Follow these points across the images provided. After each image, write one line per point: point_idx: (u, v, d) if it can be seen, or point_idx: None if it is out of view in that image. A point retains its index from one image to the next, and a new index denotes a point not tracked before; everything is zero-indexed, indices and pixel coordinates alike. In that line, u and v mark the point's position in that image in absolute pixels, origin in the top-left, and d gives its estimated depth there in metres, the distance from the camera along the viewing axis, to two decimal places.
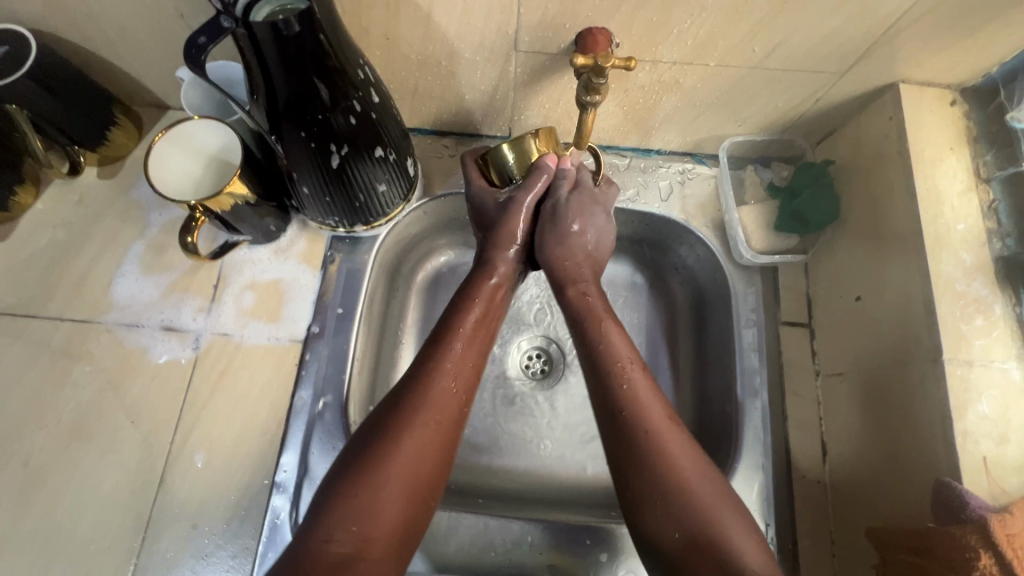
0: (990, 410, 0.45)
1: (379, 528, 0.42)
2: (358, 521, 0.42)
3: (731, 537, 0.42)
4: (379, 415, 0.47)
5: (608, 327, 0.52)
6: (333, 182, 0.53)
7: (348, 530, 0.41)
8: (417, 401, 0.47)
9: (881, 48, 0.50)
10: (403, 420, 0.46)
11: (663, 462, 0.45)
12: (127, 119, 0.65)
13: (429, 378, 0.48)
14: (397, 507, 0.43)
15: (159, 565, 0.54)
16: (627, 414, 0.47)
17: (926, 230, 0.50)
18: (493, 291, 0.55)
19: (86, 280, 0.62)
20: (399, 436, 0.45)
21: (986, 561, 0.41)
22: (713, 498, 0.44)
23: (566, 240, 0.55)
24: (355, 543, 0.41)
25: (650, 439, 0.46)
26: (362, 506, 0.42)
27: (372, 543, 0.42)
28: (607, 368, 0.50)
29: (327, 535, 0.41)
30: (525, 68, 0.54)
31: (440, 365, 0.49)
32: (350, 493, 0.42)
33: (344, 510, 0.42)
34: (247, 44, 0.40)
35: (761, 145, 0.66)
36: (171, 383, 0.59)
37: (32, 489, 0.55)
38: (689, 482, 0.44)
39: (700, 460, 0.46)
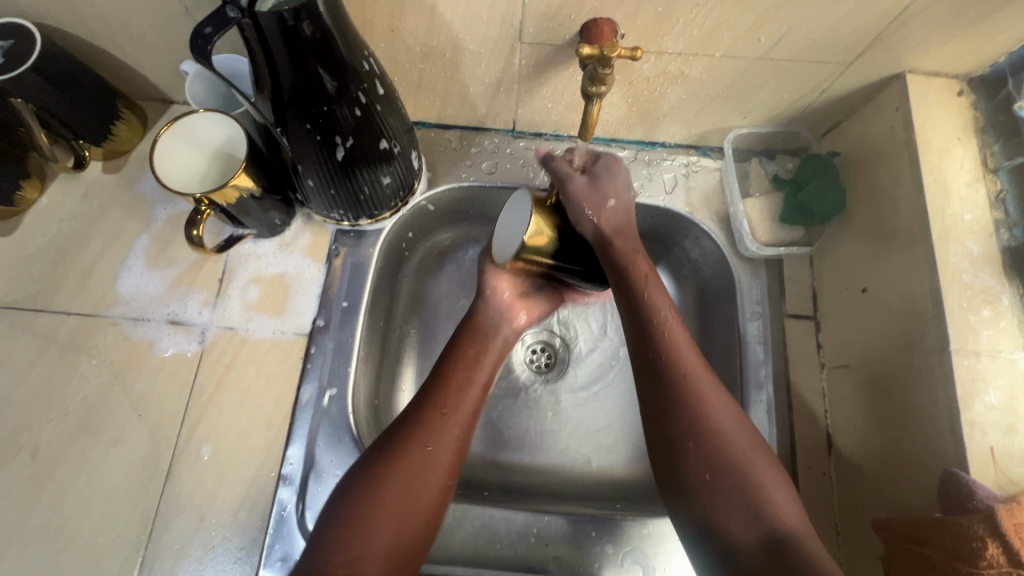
0: (997, 400, 0.45)
1: (375, 548, 0.44)
2: (358, 542, 0.44)
3: (769, 499, 0.44)
4: (382, 444, 0.49)
5: (656, 290, 0.53)
6: (338, 174, 0.53)
7: (346, 551, 0.43)
8: (409, 437, 0.49)
9: (888, 38, 0.50)
10: (394, 454, 0.48)
11: (703, 420, 0.47)
12: (131, 113, 0.66)
13: (422, 417, 0.51)
14: (393, 531, 0.45)
15: (168, 557, 0.54)
16: (664, 364, 0.49)
17: (933, 220, 0.50)
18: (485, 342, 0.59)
19: (92, 274, 0.62)
20: (398, 467, 0.47)
21: (992, 551, 0.41)
22: (754, 463, 0.46)
23: (602, 211, 0.54)
24: (354, 562, 0.43)
25: (693, 398, 0.48)
26: (365, 528, 0.44)
27: (369, 560, 0.43)
28: (652, 327, 0.51)
29: (326, 556, 0.43)
30: (530, 60, 0.54)
31: (434, 406, 0.52)
32: (345, 522, 0.44)
33: (346, 531, 0.44)
34: (252, 35, 0.40)
35: (767, 137, 0.66)
36: (177, 376, 0.59)
37: (40, 481, 0.56)
38: (734, 448, 0.46)
39: (738, 419, 0.48)
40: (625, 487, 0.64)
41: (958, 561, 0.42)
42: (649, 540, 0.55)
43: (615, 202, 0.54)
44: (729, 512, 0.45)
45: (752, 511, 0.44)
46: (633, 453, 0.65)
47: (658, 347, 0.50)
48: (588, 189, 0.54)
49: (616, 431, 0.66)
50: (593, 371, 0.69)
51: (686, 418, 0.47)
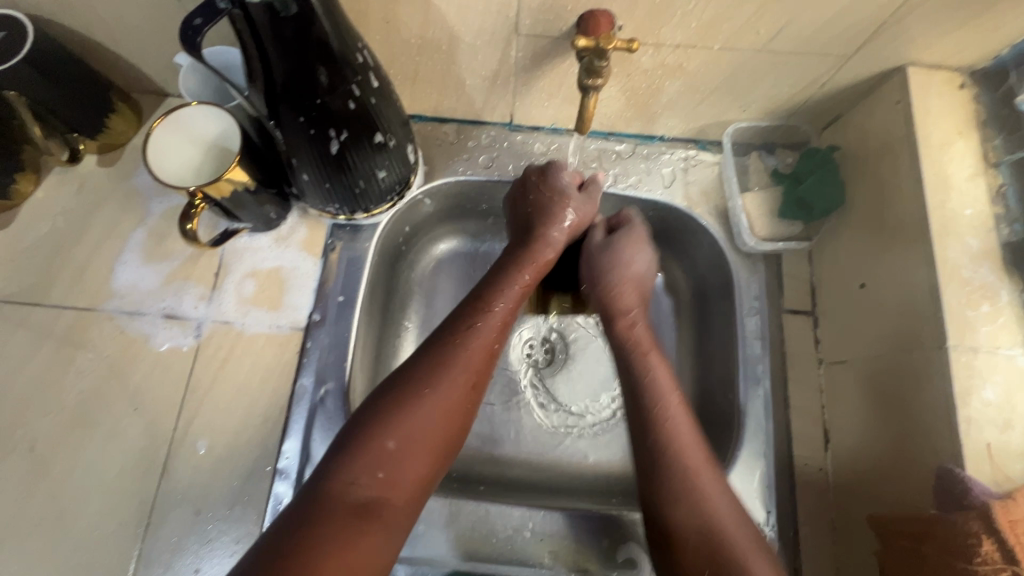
0: (995, 397, 0.45)
1: (405, 478, 0.43)
2: (384, 468, 0.42)
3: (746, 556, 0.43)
4: (412, 368, 0.47)
5: (659, 366, 0.54)
6: (332, 168, 0.52)
7: (374, 475, 0.41)
8: (451, 359, 0.47)
9: (889, 31, 0.49)
10: (435, 375, 0.46)
11: (698, 499, 0.46)
12: (126, 106, 0.65)
13: (464, 338, 0.49)
14: (423, 459, 0.44)
15: (164, 551, 0.54)
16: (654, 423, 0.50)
17: (932, 215, 0.50)
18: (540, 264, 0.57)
19: (88, 268, 0.62)
20: (431, 391, 0.45)
21: (987, 547, 0.41)
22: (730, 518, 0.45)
23: (617, 274, 0.60)
24: (381, 488, 0.41)
25: (678, 457, 0.48)
26: (393, 452, 0.42)
27: (397, 487, 0.42)
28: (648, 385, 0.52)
29: (352, 478, 0.41)
30: (526, 52, 0.54)
31: (477, 327, 0.50)
32: (378, 442, 0.42)
33: (371, 455, 0.42)
34: (244, 26, 0.40)
35: (765, 131, 0.65)
36: (173, 370, 0.59)
37: (36, 475, 0.56)
38: (715, 505, 0.46)
39: (731, 504, 0.46)
40: (622, 482, 0.64)
41: (954, 558, 0.42)
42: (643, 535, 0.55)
43: (631, 267, 0.60)
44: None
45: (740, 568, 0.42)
46: (630, 449, 0.65)
47: (653, 417, 0.50)
48: (596, 252, 0.61)
49: (613, 427, 0.66)
50: (591, 366, 0.68)
51: (679, 495, 0.46)
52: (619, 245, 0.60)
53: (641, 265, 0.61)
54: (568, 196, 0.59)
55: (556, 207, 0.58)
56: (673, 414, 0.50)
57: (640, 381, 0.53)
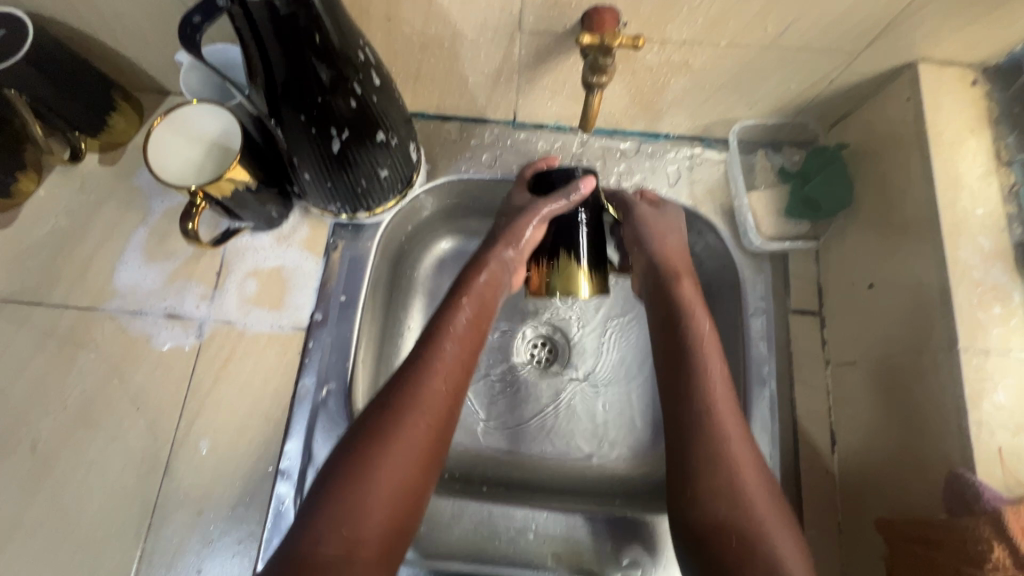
0: (1006, 400, 0.44)
1: (369, 531, 0.42)
2: (346, 527, 0.41)
3: (774, 543, 0.43)
4: (368, 417, 0.46)
5: (712, 352, 0.51)
6: (334, 167, 0.52)
7: (337, 534, 0.40)
8: (404, 405, 0.46)
9: (900, 26, 0.48)
10: (388, 424, 0.45)
11: (737, 482, 0.45)
12: (127, 105, 0.65)
13: (418, 379, 0.47)
14: (388, 511, 0.43)
15: (166, 551, 0.54)
16: (700, 411, 0.48)
17: (943, 215, 0.49)
18: (483, 289, 0.54)
19: (90, 267, 0.62)
20: (388, 441, 0.44)
21: (998, 553, 0.40)
22: (762, 495, 0.45)
23: (669, 234, 0.58)
24: (346, 546, 0.40)
25: (721, 445, 0.47)
26: (354, 508, 0.41)
27: (364, 543, 0.41)
28: (695, 369, 0.50)
29: (316, 538, 0.40)
30: (530, 49, 0.53)
31: (429, 365, 0.48)
32: (339, 500, 0.41)
33: (332, 515, 0.41)
34: (243, 23, 0.40)
35: (772, 128, 0.64)
36: (175, 370, 0.59)
37: (39, 475, 0.56)
38: (748, 487, 0.45)
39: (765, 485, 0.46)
40: (625, 483, 0.63)
41: (963, 563, 0.41)
42: (647, 537, 0.55)
43: (675, 236, 0.58)
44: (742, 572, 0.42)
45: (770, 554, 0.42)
46: (634, 450, 0.64)
47: (703, 396, 0.49)
48: (645, 218, 0.58)
49: (616, 428, 0.65)
50: (594, 366, 0.68)
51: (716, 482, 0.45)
52: (665, 216, 0.59)
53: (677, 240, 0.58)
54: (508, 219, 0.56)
55: (521, 220, 0.54)
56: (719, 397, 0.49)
57: (691, 367, 0.51)
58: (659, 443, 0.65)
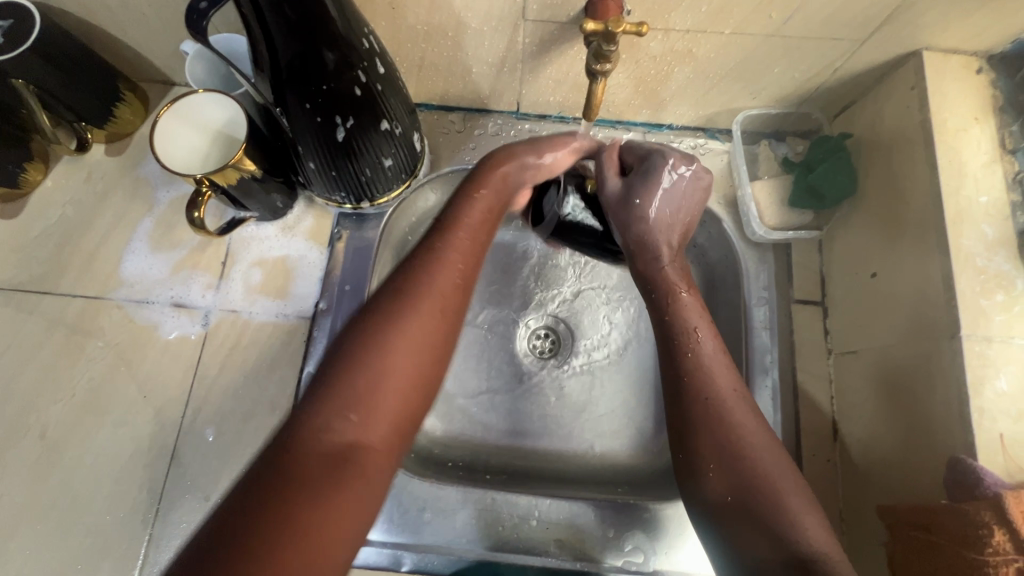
0: (1008, 387, 0.44)
1: (381, 419, 0.40)
2: (359, 408, 0.39)
3: (800, 527, 0.41)
4: (373, 307, 0.44)
5: (701, 328, 0.50)
6: (339, 157, 0.52)
7: (348, 417, 0.39)
8: (416, 292, 0.45)
9: (905, 13, 0.48)
10: (401, 309, 0.44)
11: (747, 465, 0.43)
12: (133, 95, 0.65)
13: (429, 266, 0.46)
14: (398, 398, 0.41)
15: (173, 536, 0.54)
16: (700, 397, 0.46)
17: (946, 203, 0.49)
18: (499, 180, 0.53)
19: (96, 257, 0.62)
20: (401, 326, 0.43)
21: (999, 538, 0.40)
22: (785, 480, 0.43)
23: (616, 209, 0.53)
24: (356, 432, 0.39)
25: (731, 434, 0.45)
26: (365, 394, 0.40)
27: (374, 430, 0.40)
28: (698, 373, 0.47)
29: (322, 425, 0.38)
30: (534, 38, 0.53)
31: (440, 254, 0.47)
32: (348, 382, 0.40)
33: (341, 399, 0.39)
34: (249, 10, 0.40)
35: (776, 118, 0.64)
36: (181, 357, 0.59)
37: (48, 460, 0.56)
38: (769, 473, 0.43)
39: (779, 460, 0.44)
40: (627, 471, 0.63)
41: (964, 549, 0.42)
42: (650, 525, 0.55)
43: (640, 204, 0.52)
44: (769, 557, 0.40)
45: (778, 526, 0.41)
46: (636, 439, 0.65)
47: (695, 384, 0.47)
48: (618, 203, 0.53)
49: (619, 417, 0.66)
50: (597, 357, 0.68)
51: (730, 471, 0.44)
52: (636, 186, 0.53)
53: (670, 207, 0.53)
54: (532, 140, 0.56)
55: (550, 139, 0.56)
56: (726, 393, 0.46)
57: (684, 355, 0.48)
58: (660, 432, 0.65)
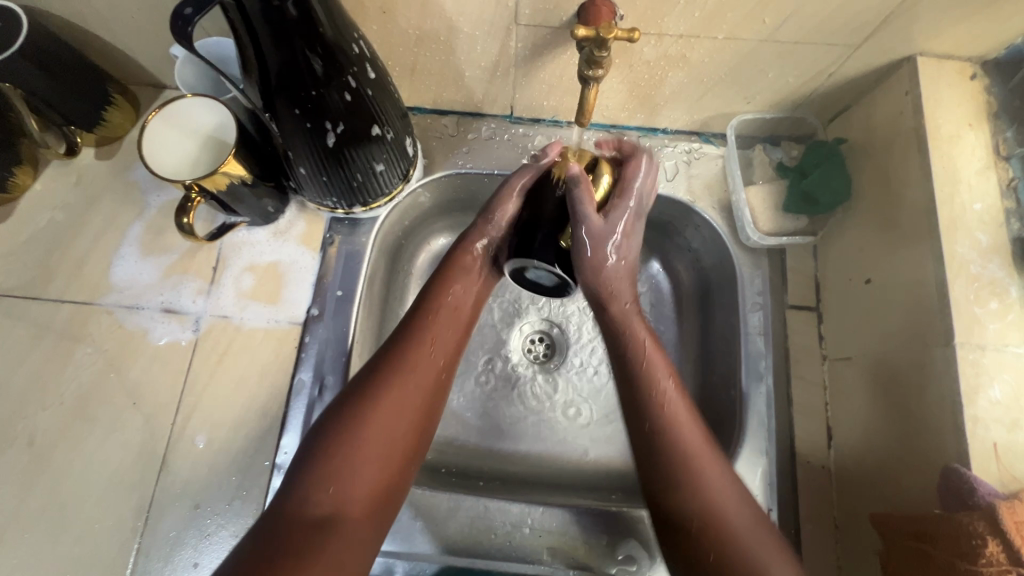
0: (1002, 395, 0.44)
1: (356, 489, 0.43)
2: (335, 482, 0.43)
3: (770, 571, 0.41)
4: (355, 385, 0.47)
5: (657, 360, 0.50)
6: (330, 162, 0.52)
7: (327, 492, 0.42)
8: (392, 369, 0.48)
9: (898, 19, 0.48)
10: (378, 386, 0.46)
11: (713, 517, 0.44)
12: (123, 99, 0.65)
13: (407, 344, 0.49)
14: (374, 471, 0.44)
15: (162, 545, 0.54)
16: (668, 449, 0.46)
17: (940, 210, 0.49)
18: (471, 261, 0.54)
19: (85, 262, 0.62)
20: (377, 403, 0.46)
21: (993, 548, 0.40)
22: (754, 529, 0.44)
23: (597, 259, 0.50)
24: (333, 503, 0.42)
25: (699, 486, 0.45)
26: (341, 468, 0.43)
27: (349, 502, 0.43)
28: (663, 421, 0.47)
29: (303, 497, 0.42)
30: (526, 43, 0.53)
31: (419, 332, 0.50)
32: (327, 459, 0.43)
33: (320, 473, 0.43)
34: (236, 15, 0.40)
35: (770, 123, 0.64)
36: (171, 364, 0.59)
37: (36, 468, 0.56)
38: (735, 524, 0.43)
39: (746, 503, 0.45)
40: (622, 477, 0.63)
41: (958, 558, 0.42)
42: (643, 532, 0.55)
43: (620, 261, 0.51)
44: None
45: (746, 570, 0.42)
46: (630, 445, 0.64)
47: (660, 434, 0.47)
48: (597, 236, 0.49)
49: (613, 423, 0.65)
50: (590, 362, 0.68)
51: (700, 524, 0.44)
52: (614, 219, 0.49)
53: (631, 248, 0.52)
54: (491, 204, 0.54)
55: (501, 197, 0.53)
56: (693, 441, 0.46)
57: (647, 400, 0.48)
58: None
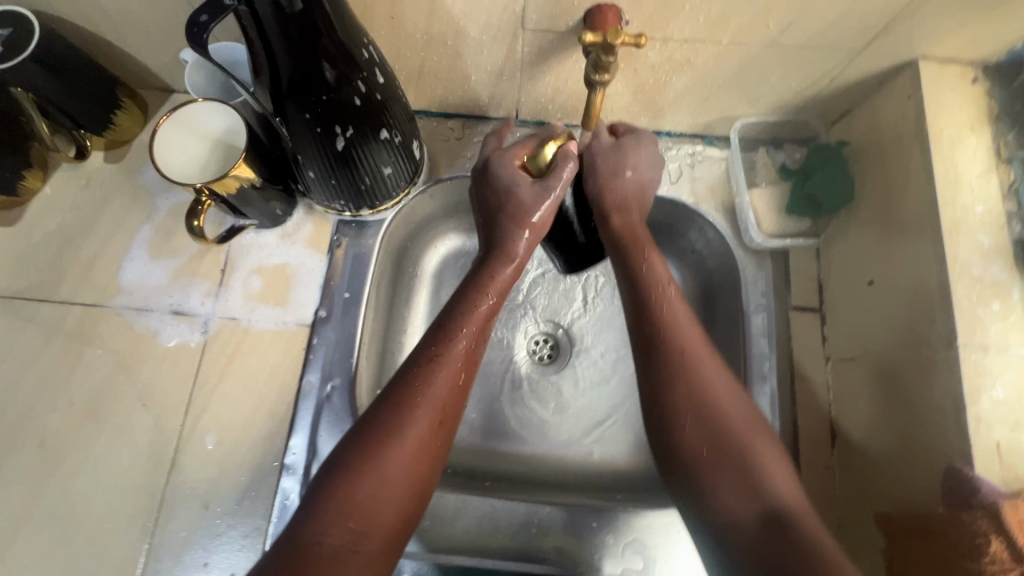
0: (1005, 395, 0.44)
1: (375, 524, 0.41)
2: (354, 517, 0.41)
3: (773, 481, 0.43)
4: (376, 410, 0.45)
5: (659, 273, 0.52)
6: (339, 165, 0.52)
7: (345, 526, 0.40)
8: (414, 399, 0.45)
9: (902, 22, 0.48)
10: (401, 416, 0.44)
11: (724, 431, 0.45)
12: (132, 103, 0.65)
13: (429, 372, 0.46)
14: (393, 507, 0.42)
15: (173, 545, 0.54)
16: (677, 355, 0.47)
17: (943, 213, 0.49)
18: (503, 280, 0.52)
19: (95, 265, 0.62)
20: (398, 437, 0.43)
21: (996, 546, 0.41)
22: (762, 452, 0.44)
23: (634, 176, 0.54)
24: (350, 538, 0.40)
25: (710, 398, 0.46)
26: (363, 501, 0.41)
27: (369, 536, 0.41)
28: (672, 333, 0.48)
29: (321, 529, 0.39)
30: (533, 47, 0.53)
31: (443, 359, 0.47)
32: (347, 488, 0.41)
33: (339, 507, 0.40)
34: (250, 22, 0.41)
35: (773, 126, 0.65)
36: (180, 366, 0.59)
37: (46, 469, 0.56)
38: (743, 438, 0.44)
39: (760, 432, 0.45)
40: (625, 478, 0.64)
41: (962, 558, 0.42)
42: (648, 531, 0.55)
43: (631, 173, 0.54)
44: (798, 573, 0.38)
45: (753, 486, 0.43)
46: (633, 445, 0.65)
47: (670, 344, 0.48)
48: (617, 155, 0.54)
49: (617, 423, 0.66)
50: (595, 364, 0.68)
51: (710, 437, 0.45)
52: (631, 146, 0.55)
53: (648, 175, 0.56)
54: (516, 200, 0.52)
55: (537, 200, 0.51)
56: (704, 362, 0.47)
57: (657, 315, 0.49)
58: None
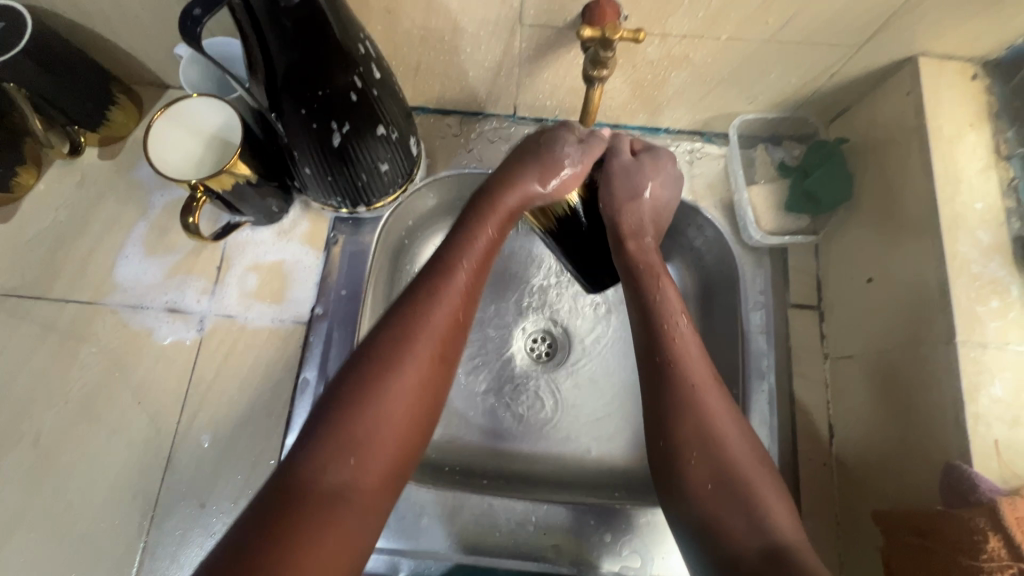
0: (1003, 392, 0.44)
1: (371, 470, 0.40)
2: (352, 454, 0.39)
3: (772, 515, 0.42)
4: (372, 341, 0.44)
5: (670, 298, 0.50)
6: (334, 161, 0.52)
7: (343, 465, 0.39)
8: (412, 333, 0.44)
9: (901, 19, 0.48)
10: (398, 352, 0.43)
11: (725, 466, 0.44)
12: (127, 99, 0.65)
13: (428, 304, 0.45)
14: (388, 450, 0.41)
15: (168, 543, 0.54)
16: (682, 386, 0.46)
17: (942, 210, 0.49)
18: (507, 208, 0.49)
19: (90, 262, 0.62)
20: (396, 374, 0.42)
21: (993, 543, 0.40)
22: (761, 484, 0.44)
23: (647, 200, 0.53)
24: (348, 479, 0.39)
25: (713, 435, 0.45)
26: (362, 440, 0.40)
27: (364, 482, 0.40)
28: (681, 362, 0.47)
29: (319, 470, 0.38)
30: (531, 42, 0.53)
31: (440, 289, 0.45)
32: (344, 425, 0.40)
33: (337, 444, 0.39)
34: (244, 16, 0.40)
35: (772, 123, 0.64)
36: (176, 362, 0.59)
37: (41, 467, 0.56)
38: (744, 472, 0.44)
39: (757, 462, 0.45)
40: (623, 476, 0.64)
41: (960, 554, 0.42)
42: (646, 529, 0.55)
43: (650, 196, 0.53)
44: None
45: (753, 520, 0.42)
46: (631, 443, 0.65)
47: (677, 375, 0.46)
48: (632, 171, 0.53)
49: (616, 421, 0.66)
50: (593, 362, 0.68)
51: (711, 468, 0.44)
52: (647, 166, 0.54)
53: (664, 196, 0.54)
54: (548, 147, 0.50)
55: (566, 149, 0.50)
56: (710, 396, 0.46)
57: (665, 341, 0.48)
58: None
